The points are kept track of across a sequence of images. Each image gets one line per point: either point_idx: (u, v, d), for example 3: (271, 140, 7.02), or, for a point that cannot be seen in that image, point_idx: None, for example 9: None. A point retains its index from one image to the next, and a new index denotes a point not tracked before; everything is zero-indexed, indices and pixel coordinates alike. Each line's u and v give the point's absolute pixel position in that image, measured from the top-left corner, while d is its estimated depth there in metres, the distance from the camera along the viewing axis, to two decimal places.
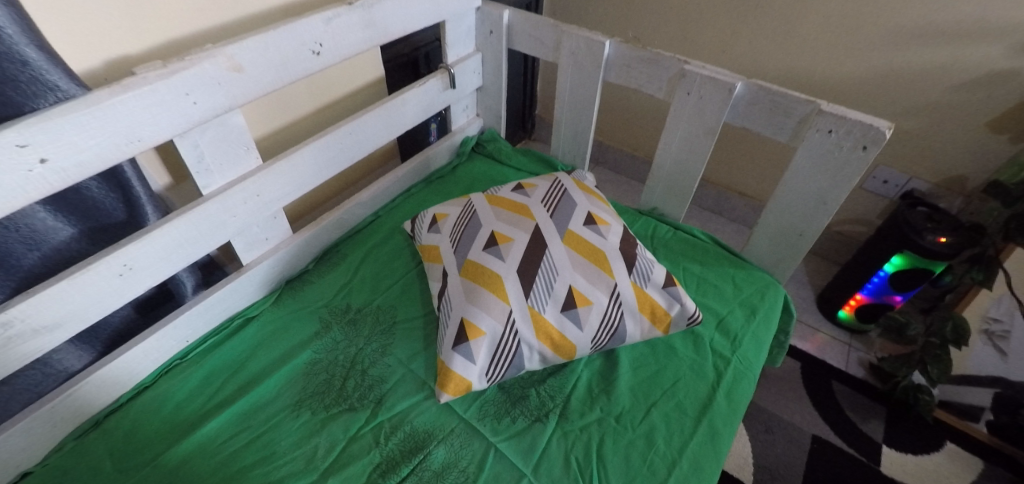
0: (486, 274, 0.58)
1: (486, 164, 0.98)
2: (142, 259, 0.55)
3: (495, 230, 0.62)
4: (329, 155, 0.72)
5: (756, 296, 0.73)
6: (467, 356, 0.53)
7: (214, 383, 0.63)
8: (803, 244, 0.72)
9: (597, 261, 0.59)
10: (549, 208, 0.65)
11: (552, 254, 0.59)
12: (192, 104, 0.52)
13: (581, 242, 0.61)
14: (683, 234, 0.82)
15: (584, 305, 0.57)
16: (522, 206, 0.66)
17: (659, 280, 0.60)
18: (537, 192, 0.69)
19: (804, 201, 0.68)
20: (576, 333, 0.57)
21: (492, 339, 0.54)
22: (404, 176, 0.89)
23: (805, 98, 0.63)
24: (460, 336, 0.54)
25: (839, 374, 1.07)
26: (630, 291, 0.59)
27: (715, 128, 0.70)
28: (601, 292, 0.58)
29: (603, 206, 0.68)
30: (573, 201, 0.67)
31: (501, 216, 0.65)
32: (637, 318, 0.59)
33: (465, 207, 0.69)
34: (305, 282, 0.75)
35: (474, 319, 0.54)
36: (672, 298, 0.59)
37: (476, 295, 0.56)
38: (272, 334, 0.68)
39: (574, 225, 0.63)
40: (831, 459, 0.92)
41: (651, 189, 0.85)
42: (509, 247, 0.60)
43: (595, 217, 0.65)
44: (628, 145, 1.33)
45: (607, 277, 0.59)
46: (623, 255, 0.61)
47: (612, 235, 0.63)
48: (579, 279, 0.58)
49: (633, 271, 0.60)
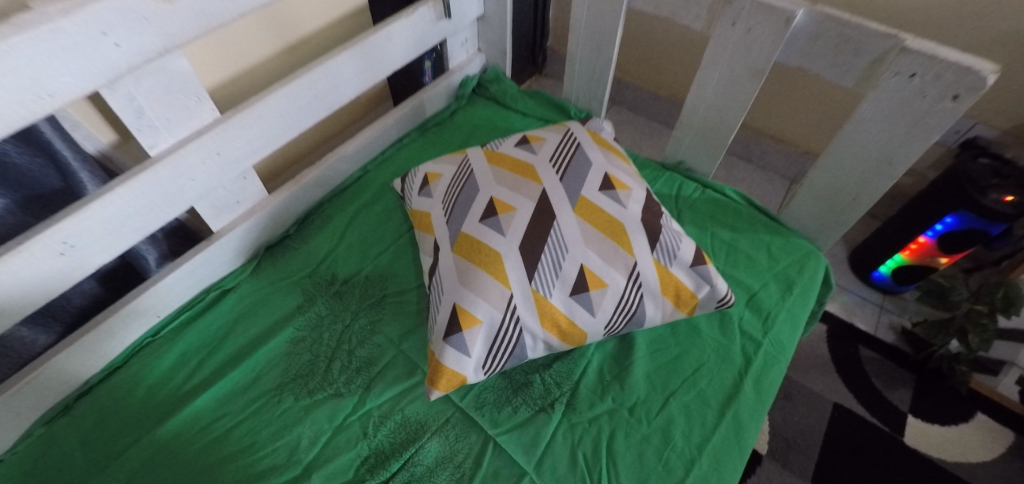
0: (483, 251, 0.49)
1: (488, 108, 0.86)
2: (85, 236, 0.48)
3: (495, 196, 0.53)
4: (302, 104, 0.62)
5: (792, 268, 0.64)
6: (460, 348, 0.46)
7: (190, 364, 0.58)
8: (855, 209, 0.62)
9: (614, 235, 0.51)
10: (559, 168, 0.55)
11: (561, 227, 0.50)
12: (115, 46, 0.42)
13: (596, 211, 0.52)
14: (712, 193, 0.72)
15: (598, 288, 0.49)
16: (526, 167, 0.56)
17: (686, 257, 0.51)
18: (545, 148, 0.59)
19: (864, 160, 0.57)
20: (587, 319, 0.49)
21: (490, 329, 0.47)
22: (394, 125, 0.78)
23: (885, 31, 0.49)
24: (453, 325, 0.47)
25: (867, 338, 1.00)
26: (652, 271, 0.50)
27: (763, 69, 0.58)
28: (618, 273, 0.50)
29: (622, 165, 0.58)
30: (588, 159, 0.57)
31: (502, 178, 0.55)
32: (659, 302, 0.51)
33: (462, 166, 0.59)
34: (286, 249, 0.68)
35: (469, 305, 0.47)
36: (700, 278, 0.51)
37: (472, 277, 0.48)
38: (250, 309, 0.62)
39: (588, 190, 0.53)
40: (851, 429, 0.88)
41: (679, 140, 0.74)
42: (511, 219, 0.51)
43: (613, 180, 0.55)
44: (652, 82, 1.18)
45: (626, 255, 0.50)
46: (645, 227, 0.52)
47: (632, 203, 0.54)
48: (593, 257, 0.50)
49: (657, 247, 0.51)
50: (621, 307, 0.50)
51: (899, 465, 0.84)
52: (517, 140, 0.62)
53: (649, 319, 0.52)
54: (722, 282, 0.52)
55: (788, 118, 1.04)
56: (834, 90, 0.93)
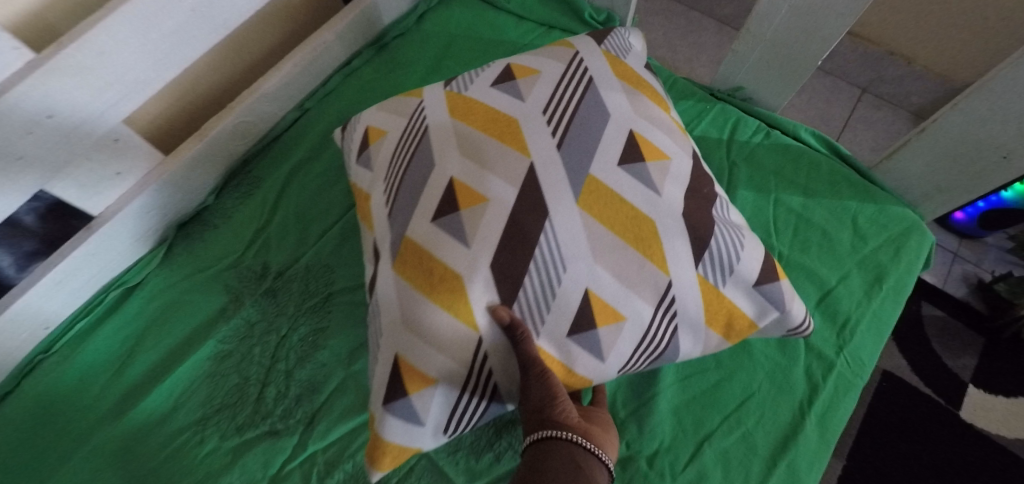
0: (432, 270, 0.31)
1: (469, 9, 0.62)
2: None
3: (455, 177, 0.33)
4: (173, 22, 0.40)
5: (886, 252, 0.46)
6: (410, 418, 0.32)
7: (93, 386, 0.46)
8: (998, 171, 0.42)
9: (638, 241, 0.32)
10: (558, 122, 0.35)
11: (556, 229, 0.32)
12: None
13: (612, 201, 0.33)
14: (780, 137, 0.52)
15: (611, 324, 0.32)
16: (507, 121, 0.35)
17: (748, 273, 0.34)
18: (536, 88, 0.37)
19: None
20: (593, 366, 0.34)
21: (455, 386, 0.32)
22: (336, 42, 0.56)
23: None
24: (398, 384, 0.32)
25: (932, 293, 0.84)
26: (694, 294, 0.33)
27: None
28: (644, 301, 0.32)
29: (657, 114, 0.37)
30: (603, 108, 0.36)
31: (467, 143, 0.35)
32: (702, 336, 0.35)
33: (413, 118, 0.39)
34: (205, 227, 0.52)
35: (416, 356, 0.32)
36: (765, 300, 0.34)
37: (417, 313, 0.32)
38: (165, 312, 0.49)
39: (601, 165, 0.33)
40: (899, 400, 0.77)
41: (739, 57, 0.51)
42: (478, 218, 0.32)
43: (642, 144, 0.35)
44: None
45: (657, 272, 0.32)
46: (688, 226, 0.33)
47: (669, 185, 0.34)
48: (605, 277, 0.32)
49: (702, 259, 0.33)
50: (644, 345, 0.34)
51: (949, 442, 0.74)
52: (497, 73, 0.40)
53: (683, 353, 0.36)
54: (799, 304, 0.35)
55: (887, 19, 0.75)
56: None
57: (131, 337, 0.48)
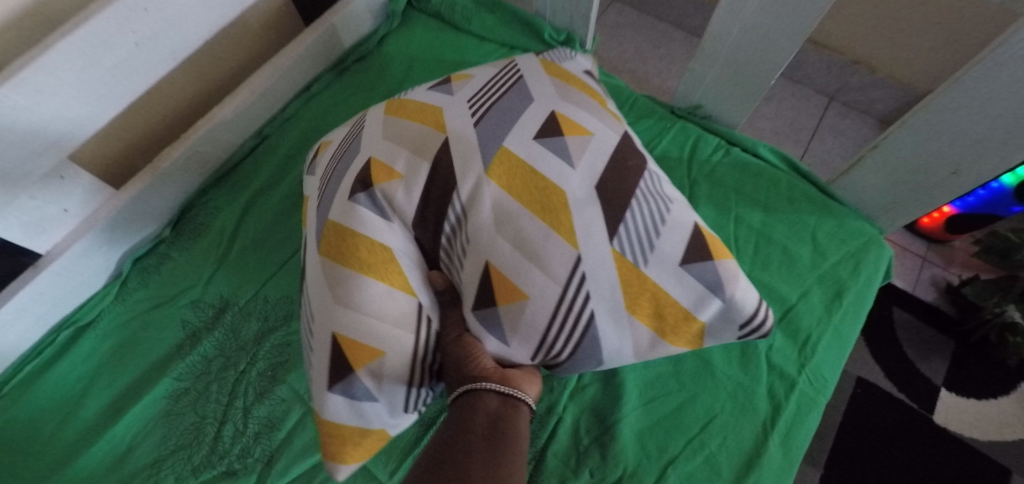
0: (363, 246, 0.33)
1: (431, 31, 0.62)
2: None
3: (373, 156, 0.35)
4: (116, 58, 0.40)
5: (844, 267, 0.47)
6: (359, 395, 0.33)
7: (41, 432, 0.44)
8: (946, 186, 0.43)
9: (545, 212, 0.31)
10: (478, 109, 0.35)
11: (460, 197, 0.32)
12: None
13: (520, 170, 0.32)
14: (740, 155, 0.52)
15: (513, 301, 0.31)
16: (433, 110, 0.36)
17: (672, 253, 0.32)
18: (467, 86, 0.38)
19: (989, 122, 0.36)
20: (500, 347, 0.34)
21: (398, 357, 0.33)
22: (294, 68, 0.55)
23: None
24: (342, 363, 0.32)
25: (902, 298, 0.85)
26: (610, 269, 0.31)
27: None
28: (547, 277, 0.31)
29: (589, 103, 0.36)
30: (526, 94, 0.36)
31: (395, 131, 0.36)
32: (628, 326, 0.32)
33: (354, 122, 0.41)
34: (162, 260, 0.50)
35: (353, 330, 0.32)
36: (694, 281, 0.31)
37: (345, 284, 0.33)
38: (120, 351, 0.47)
39: (516, 137, 0.33)
40: (875, 407, 0.77)
41: (696, 75, 0.52)
42: (394, 193, 0.33)
43: (563, 121, 0.34)
44: None
45: (565, 247, 0.31)
46: (601, 195, 0.32)
47: (588, 159, 0.33)
48: (505, 250, 0.31)
49: (618, 234, 0.31)
50: (557, 328, 0.32)
51: (924, 447, 0.75)
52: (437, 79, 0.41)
53: (607, 342, 0.33)
54: (745, 286, 0.32)
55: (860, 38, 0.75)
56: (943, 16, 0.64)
57: (88, 376, 0.46)
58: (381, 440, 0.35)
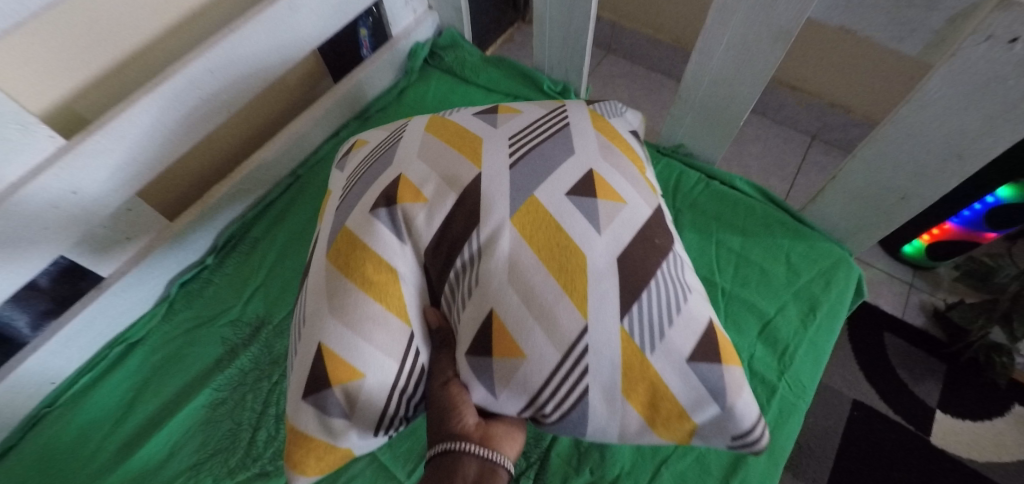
0: (370, 262, 0.37)
1: (445, 83, 0.71)
2: None
3: (403, 174, 0.40)
4: (183, 111, 0.48)
5: (817, 284, 0.52)
6: (327, 406, 0.35)
7: (93, 439, 0.49)
8: (900, 210, 0.49)
9: (561, 271, 0.34)
10: (513, 148, 0.40)
11: (478, 237, 0.36)
12: None
13: (542, 225, 0.36)
14: (719, 186, 0.58)
15: (509, 356, 0.34)
16: (472, 139, 0.42)
17: (681, 345, 0.34)
18: (511, 121, 0.44)
19: (923, 154, 0.43)
20: (487, 396, 0.36)
21: (377, 385, 0.36)
22: (326, 117, 0.63)
23: None
24: (320, 375, 0.36)
25: (893, 323, 0.89)
26: (614, 346, 0.34)
27: (791, 33, 0.42)
28: (547, 338, 0.34)
29: (626, 168, 0.41)
30: (569, 147, 0.40)
31: (429, 150, 0.42)
32: (621, 407, 0.35)
33: (391, 134, 0.47)
34: (205, 284, 0.57)
35: (343, 352, 0.35)
36: (699, 382, 0.34)
37: (346, 301, 0.36)
38: (163, 365, 0.52)
39: (548, 191, 0.37)
40: (872, 429, 0.80)
41: (677, 118, 0.59)
42: (416, 214, 0.38)
43: (597, 181, 0.38)
44: (650, 26, 1.01)
45: (575, 313, 0.34)
46: (619, 268, 0.35)
47: (615, 228, 0.36)
48: (513, 301, 0.34)
49: (629, 312, 0.34)
50: (552, 388, 0.35)
51: (922, 468, 0.76)
52: (483, 109, 0.48)
53: (595, 414, 0.35)
54: (747, 399, 0.35)
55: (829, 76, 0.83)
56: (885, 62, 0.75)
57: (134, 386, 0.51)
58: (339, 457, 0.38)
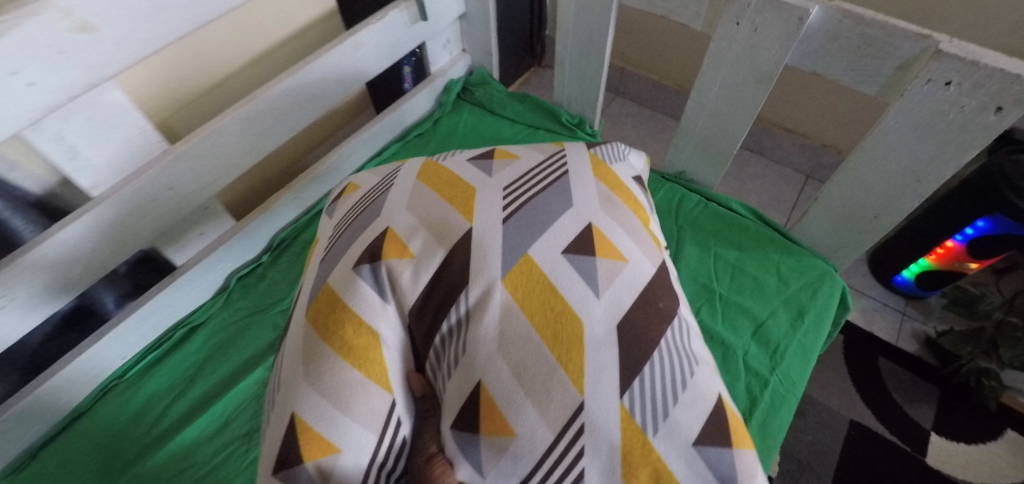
0: (350, 325, 0.37)
1: (475, 115, 0.80)
2: (21, 290, 0.45)
3: (390, 227, 0.40)
4: (260, 127, 0.57)
5: (805, 293, 0.58)
6: (297, 479, 0.35)
7: (156, 408, 0.56)
8: (874, 228, 0.56)
9: (555, 339, 0.34)
10: (509, 200, 0.41)
11: (467, 300, 0.36)
12: (29, 85, 0.37)
13: (534, 286, 0.36)
14: (716, 207, 0.66)
15: (498, 433, 0.34)
16: (464, 188, 0.43)
17: (686, 426, 0.34)
18: (506, 168, 0.45)
19: (888, 178, 0.50)
20: (473, 473, 0.36)
21: (353, 458, 0.35)
22: (371, 139, 0.72)
23: (917, 31, 0.41)
24: (293, 448, 0.35)
25: (888, 349, 0.93)
26: (613, 426, 0.33)
27: (773, 75, 0.51)
28: (540, 417, 0.33)
29: (625, 220, 0.42)
30: (567, 199, 0.41)
31: (420, 200, 0.43)
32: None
33: (383, 180, 0.48)
34: (259, 278, 0.64)
35: (319, 424, 0.35)
36: (707, 471, 0.32)
37: (324, 368, 0.36)
38: (220, 347, 0.59)
39: (542, 249, 0.37)
40: (869, 448, 0.83)
41: (679, 147, 0.67)
42: (400, 272, 0.38)
43: (596, 237, 0.39)
44: (656, 73, 1.12)
45: (571, 390, 0.33)
46: (619, 337, 0.35)
47: (615, 290, 0.37)
48: (501, 375, 0.34)
49: (629, 389, 0.34)
50: (543, 473, 0.33)
51: None
52: (478, 154, 0.49)
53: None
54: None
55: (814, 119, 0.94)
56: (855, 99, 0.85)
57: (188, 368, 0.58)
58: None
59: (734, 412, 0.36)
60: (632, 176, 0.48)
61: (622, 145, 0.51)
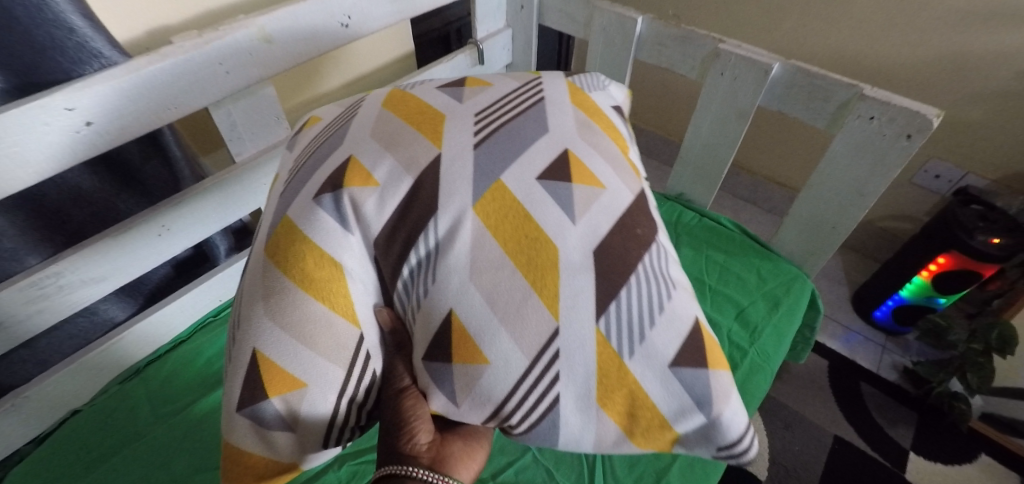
0: (310, 256, 0.34)
1: None
2: (177, 222, 0.59)
3: (354, 155, 0.36)
4: None
5: (780, 288, 0.71)
6: (260, 415, 0.35)
7: None
8: (835, 237, 0.69)
9: (529, 265, 0.32)
10: (481, 120, 0.38)
11: (437, 230, 0.33)
12: (225, 73, 0.54)
13: (508, 212, 0.33)
14: (709, 221, 0.81)
15: (471, 361, 0.33)
16: (433, 115, 0.38)
17: (663, 350, 0.34)
18: (479, 95, 0.41)
19: (839, 192, 0.65)
20: (448, 404, 0.36)
21: (320, 395, 0.35)
22: None
23: (848, 81, 0.58)
24: (257, 385, 0.35)
25: (869, 375, 1.03)
26: (588, 350, 0.33)
27: (749, 111, 0.67)
28: (514, 344, 0.32)
29: (606, 146, 0.39)
30: (543, 124, 0.38)
31: (385, 125, 0.38)
32: (596, 417, 0.34)
33: (347, 110, 0.43)
34: None
35: (281, 359, 0.34)
36: (681, 389, 0.34)
37: (284, 302, 0.34)
38: None
39: (516, 175, 0.34)
40: (853, 462, 0.90)
41: (679, 173, 0.83)
42: (364, 200, 0.34)
43: (573, 163, 0.36)
44: (662, 129, 1.36)
45: (546, 314, 0.32)
46: (595, 262, 0.33)
47: (592, 217, 0.34)
48: (474, 303, 0.32)
49: (605, 313, 0.33)
50: (517, 398, 0.34)
51: None
52: (449, 83, 0.45)
53: (567, 423, 0.34)
54: (733, 406, 0.35)
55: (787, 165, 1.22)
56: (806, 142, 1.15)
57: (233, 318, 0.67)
58: (287, 472, 0.39)
59: (709, 333, 0.37)
60: (612, 106, 0.46)
61: (600, 77, 0.50)
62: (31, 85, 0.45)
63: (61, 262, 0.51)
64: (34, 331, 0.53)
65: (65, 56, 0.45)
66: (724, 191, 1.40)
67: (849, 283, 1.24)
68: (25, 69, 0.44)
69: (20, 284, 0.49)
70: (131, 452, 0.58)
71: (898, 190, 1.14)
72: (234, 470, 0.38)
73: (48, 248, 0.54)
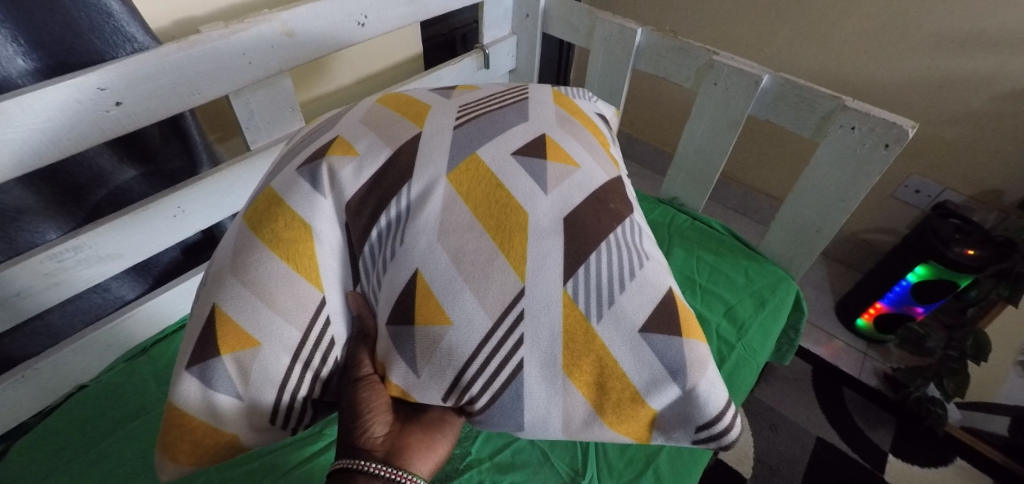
0: (282, 218, 0.36)
1: None
2: (192, 205, 0.61)
3: (340, 134, 0.40)
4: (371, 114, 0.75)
5: (767, 288, 0.74)
6: (205, 377, 0.35)
7: None
8: (818, 240, 0.73)
9: (498, 231, 0.34)
10: (463, 113, 0.41)
11: (409, 195, 0.35)
12: (248, 63, 0.57)
13: (479, 182, 0.36)
14: (701, 224, 0.85)
15: (435, 322, 0.34)
16: (421, 106, 0.42)
17: (635, 316, 0.35)
18: (466, 94, 0.45)
19: (822, 198, 0.69)
20: (408, 375, 0.35)
21: (272, 355, 0.35)
22: None
23: (831, 94, 0.62)
24: (211, 339, 0.35)
25: (851, 381, 1.09)
26: (554, 312, 0.34)
27: (739, 120, 0.71)
28: (478, 304, 0.33)
29: (584, 137, 0.42)
30: (524, 114, 0.41)
31: (375, 112, 0.42)
32: (563, 389, 0.34)
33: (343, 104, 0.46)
34: None
35: (236, 316, 0.34)
36: (653, 357, 0.34)
37: (251, 260, 0.35)
38: None
39: (491, 151, 0.37)
40: (831, 462, 0.95)
41: (674, 178, 0.86)
42: (341, 167, 0.37)
43: (549, 145, 0.39)
44: (657, 140, 1.41)
45: (512, 275, 0.34)
46: (564, 231, 0.35)
47: (564, 189, 0.37)
48: (439, 264, 0.34)
49: (574, 276, 0.34)
50: (476, 366, 0.34)
51: None
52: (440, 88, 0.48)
53: (532, 395, 0.34)
54: (710, 377, 0.35)
55: (772, 174, 1.27)
56: (793, 153, 1.20)
57: None
58: (228, 446, 0.37)
59: (683, 303, 0.38)
60: (595, 112, 0.49)
61: (588, 93, 0.53)
62: (67, 68, 0.48)
63: (81, 236, 0.53)
64: (49, 304, 0.55)
65: (101, 39, 0.48)
66: (714, 201, 1.45)
67: (832, 292, 1.29)
68: (63, 51, 0.47)
69: (41, 255, 0.51)
70: (138, 425, 0.59)
71: (881, 204, 1.19)
72: (171, 435, 0.36)
73: (66, 222, 0.56)
